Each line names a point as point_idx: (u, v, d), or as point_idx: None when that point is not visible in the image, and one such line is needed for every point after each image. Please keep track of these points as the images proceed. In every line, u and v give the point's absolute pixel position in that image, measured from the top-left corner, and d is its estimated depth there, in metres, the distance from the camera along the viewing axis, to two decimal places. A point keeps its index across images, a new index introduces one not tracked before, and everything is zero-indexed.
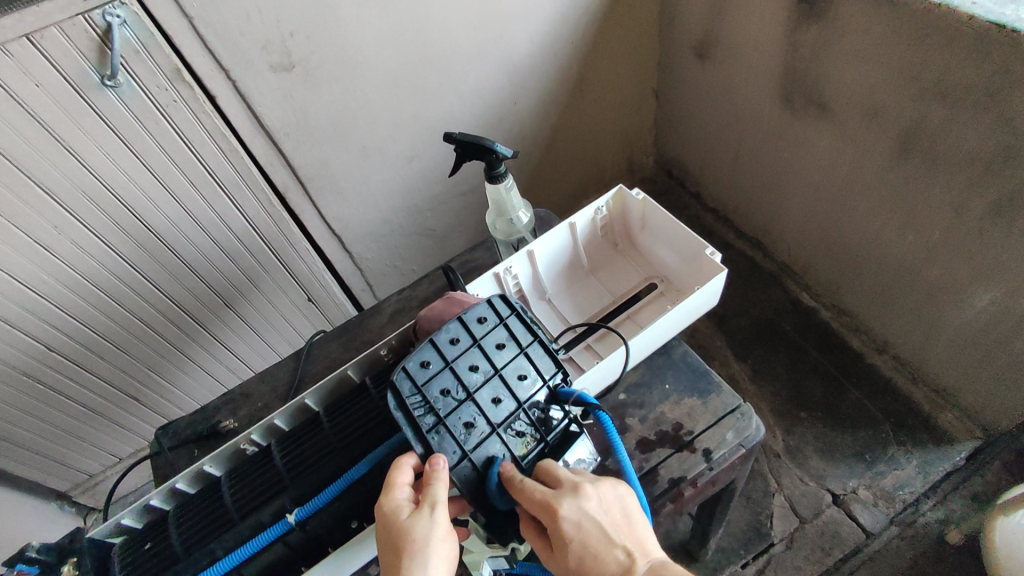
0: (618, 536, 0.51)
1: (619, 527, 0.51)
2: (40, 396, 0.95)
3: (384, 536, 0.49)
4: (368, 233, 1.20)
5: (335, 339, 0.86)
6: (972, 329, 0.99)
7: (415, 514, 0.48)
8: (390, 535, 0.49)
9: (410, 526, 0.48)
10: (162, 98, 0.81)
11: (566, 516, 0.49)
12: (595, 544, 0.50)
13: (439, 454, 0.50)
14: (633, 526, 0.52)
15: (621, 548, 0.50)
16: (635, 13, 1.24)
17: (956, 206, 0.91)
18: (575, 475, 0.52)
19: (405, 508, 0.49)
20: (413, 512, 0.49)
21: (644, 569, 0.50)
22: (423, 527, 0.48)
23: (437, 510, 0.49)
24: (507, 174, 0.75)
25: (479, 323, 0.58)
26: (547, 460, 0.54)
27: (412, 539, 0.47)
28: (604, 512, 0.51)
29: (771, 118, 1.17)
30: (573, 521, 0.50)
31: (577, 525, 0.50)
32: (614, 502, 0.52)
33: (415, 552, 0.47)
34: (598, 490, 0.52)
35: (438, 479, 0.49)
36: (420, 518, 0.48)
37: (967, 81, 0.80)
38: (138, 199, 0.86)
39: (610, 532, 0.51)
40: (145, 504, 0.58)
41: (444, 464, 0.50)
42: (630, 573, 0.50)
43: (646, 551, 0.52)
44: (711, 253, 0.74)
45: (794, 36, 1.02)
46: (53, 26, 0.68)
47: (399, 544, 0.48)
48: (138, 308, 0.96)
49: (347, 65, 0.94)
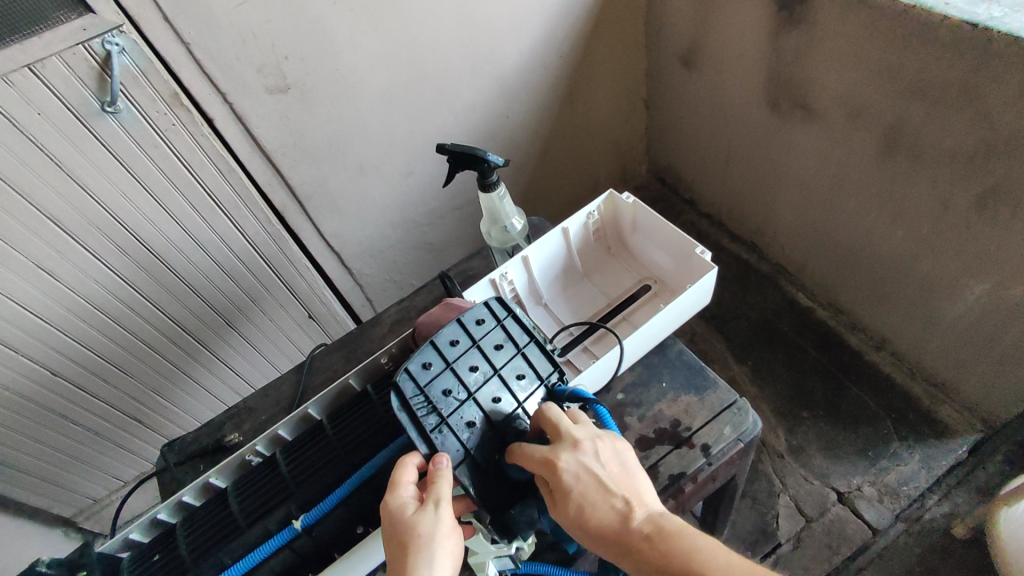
0: (616, 486, 0.52)
1: (618, 479, 0.52)
2: (47, 421, 0.96)
3: (390, 534, 0.50)
4: (367, 249, 1.21)
5: (336, 352, 0.87)
6: (966, 322, 1.00)
7: (420, 511, 0.49)
8: (396, 531, 0.49)
9: (415, 521, 0.49)
10: (161, 122, 0.83)
11: (563, 468, 0.50)
12: (594, 495, 0.51)
13: (442, 452, 0.52)
14: (631, 478, 0.53)
15: (619, 496, 0.51)
16: (621, 25, 1.27)
17: (942, 202, 0.92)
18: (574, 429, 0.53)
19: (410, 505, 0.50)
20: (418, 509, 0.50)
21: (643, 518, 0.50)
22: (428, 523, 0.49)
23: (442, 507, 0.50)
24: (499, 183, 0.77)
25: (478, 324, 0.60)
26: (549, 404, 0.56)
27: (417, 534, 0.48)
28: (603, 464, 0.52)
29: (758, 122, 1.19)
30: (572, 473, 0.51)
31: (575, 476, 0.51)
32: (612, 457, 0.53)
33: (421, 546, 0.48)
34: (594, 442, 0.53)
35: (442, 478, 0.50)
36: (425, 515, 0.49)
37: (945, 79, 0.82)
38: (139, 222, 0.87)
39: (607, 481, 0.51)
40: (152, 518, 0.59)
41: (447, 463, 0.51)
42: (629, 522, 0.50)
43: (645, 502, 0.52)
44: (701, 251, 0.75)
45: (776, 42, 1.05)
46: (54, 56, 0.71)
47: (403, 538, 0.48)
48: (140, 329, 0.97)
49: (342, 85, 0.97)
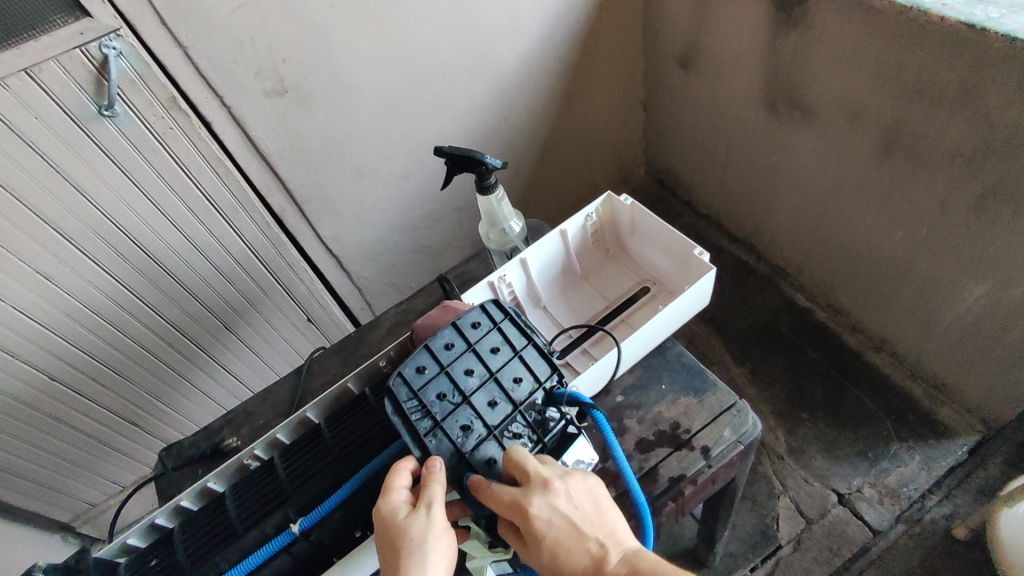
0: (589, 528, 0.51)
1: (591, 520, 0.52)
2: (45, 426, 0.95)
3: (383, 537, 0.50)
4: (365, 252, 1.21)
5: (334, 355, 0.87)
6: (965, 322, 1.00)
7: (412, 514, 0.49)
8: (388, 535, 0.49)
9: (407, 525, 0.48)
10: (159, 126, 0.83)
11: (537, 517, 0.49)
12: (566, 538, 0.51)
13: (436, 456, 0.52)
14: (604, 517, 0.53)
15: (593, 540, 0.51)
16: (618, 27, 1.27)
17: (941, 202, 0.92)
18: (544, 470, 0.51)
19: (402, 509, 0.49)
20: (410, 512, 0.49)
21: (619, 559, 0.51)
22: (420, 526, 0.49)
23: (434, 509, 0.49)
24: (497, 185, 0.77)
25: (473, 328, 0.60)
26: (513, 445, 0.53)
27: (410, 538, 0.48)
28: (575, 506, 0.51)
29: (756, 123, 1.20)
30: (545, 520, 0.49)
31: (549, 522, 0.49)
32: (585, 495, 0.52)
33: (414, 549, 0.48)
34: (566, 482, 0.51)
35: (435, 480, 0.50)
36: (417, 517, 0.49)
37: (943, 79, 0.82)
38: (137, 226, 0.87)
39: (580, 525, 0.51)
40: (150, 523, 0.58)
41: (440, 466, 0.51)
42: (603, 565, 0.51)
43: (620, 541, 0.52)
44: (699, 253, 0.75)
45: (775, 44, 1.05)
46: (51, 60, 0.71)
47: (396, 541, 0.48)
48: (138, 333, 0.96)
49: (340, 88, 0.97)
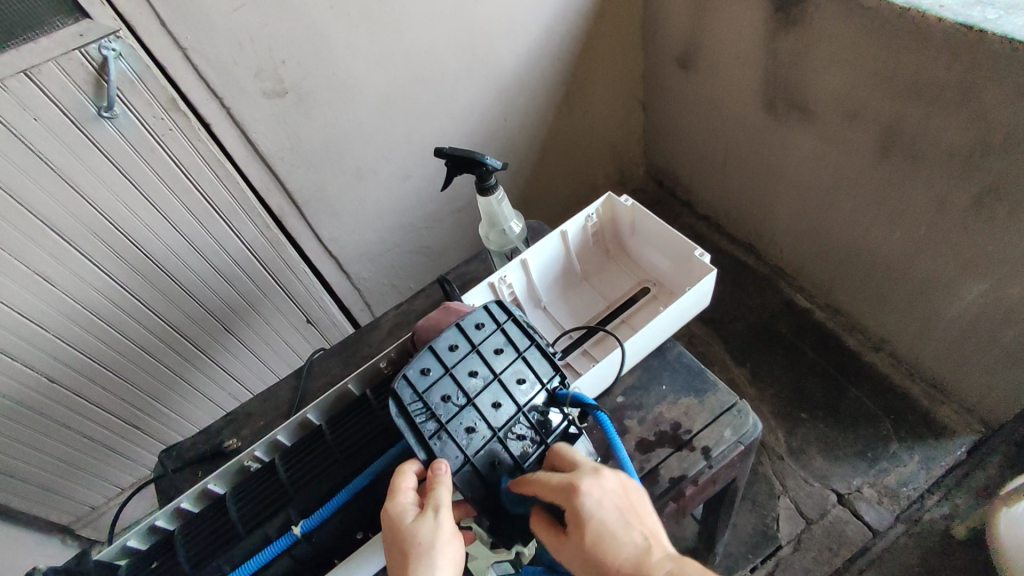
0: (636, 520, 0.49)
1: (635, 512, 0.50)
2: (44, 428, 0.95)
3: (391, 541, 0.50)
4: (365, 253, 1.21)
5: (334, 356, 0.87)
6: (964, 322, 1.00)
7: (419, 518, 0.49)
8: (396, 539, 0.49)
9: (413, 529, 0.48)
10: (158, 128, 0.83)
11: (585, 494, 0.48)
12: (614, 526, 0.48)
13: (441, 459, 0.51)
14: (649, 516, 0.51)
15: (639, 531, 0.49)
16: (617, 28, 1.27)
17: (940, 202, 0.92)
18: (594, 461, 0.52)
19: (409, 513, 0.49)
20: (418, 516, 0.49)
21: (663, 555, 0.48)
22: (427, 530, 0.48)
23: (441, 513, 0.49)
24: (497, 187, 0.77)
25: (477, 329, 0.60)
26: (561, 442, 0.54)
27: (417, 543, 0.48)
28: (623, 496, 0.50)
29: (755, 124, 1.20)
30: (592, 499, 0.49)
31: (597, 503, 0.49)
32: (632, 490, 0.51)
33: (420, 554, 0.48)
34: (616, 473, 0.52)
35: (441, 484, 0.49)
36: (424, 522, 0.49)
37: (942, 79, 0.82)
38: (136, 227, 0.87)
39: (627, 514, 0.49)
40: (151, 525, 0.58)
41: (445, 468, 0.50)
42: (648, 559, 0.47)
43: (664, 543, 0.49)
44: (700, 254, 0.75)
45: (773, 44, 1.05)
46: (50, 61, 0.71)
47: (404, 547, 0.48)
48: (137, 335, 0.96)
49: (339, 89, 0.97)
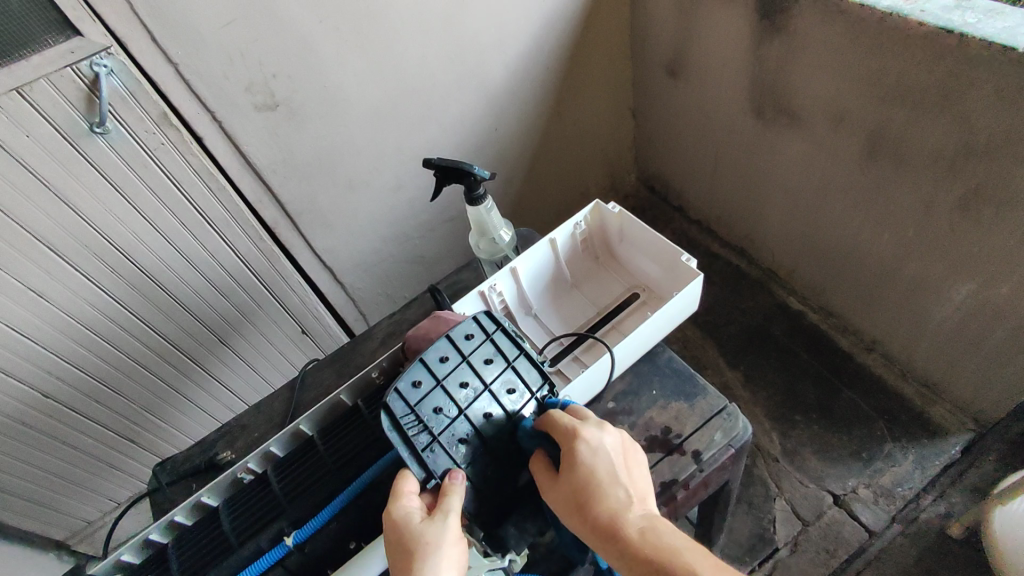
0: (624, 476, 0.53)
1: (625, 471, 0.54)
2: (37, 443, 0.95)
3: (395, 541, 0.49)
4: (357, 263, 1.21)
5: (327, 367, 0.88)
6: (953, 322, 1.01)
7: (428, 520, 0.49)
8: (401, 539, 0.49)
9: (423, 529, 0.48)
10: (150, 142, 0.83)
11: (584, 440, 0.53)
12: (603, 477, 0.53)
13: (458, 468, 0.53)
14: (639, 477, 0.55)
15: (624, 487, 0.52)
16: (605, 36, 1.28)
17: (926, 203, 0.93)
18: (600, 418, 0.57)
19: (415, 514, 0.50)
20: (425, 519, 0.49)
21: (640, 513, 0.52)
22: (436, 531, 0.49)
23: (451, 518, 0.50)
24: (486, 196, 0.78)
25: (467, 340, 0.60)
26: (579, 405, 0.58)
27: (425, 542, 0.48)
28: (618, 454, 0.54)
29: (743, 129, 1.21)
30: (590, 447, 0.53)
31: (593, 452, 0.53)
32: (627, 450, 0.55)
33: (428, 553, 0.48)
34: (617, 432, 0.56)
35: (455, 491, 0.51)
36: (433, 523, 0.49)
37: (923, 83, 0.83)
38: (129, 241, 0.87)
39: (617, 470, 0.53)
40: (144, 538, 0.58)
41: (461, 478, 0.52)
42: (626, 513, 0.51)
43: (646, 504, 0.53)
44: (686, 259, 0.76)
45: (759, 51, 1.06)
46: (42, 78, 0.71)
47: (410, 545, 0.48)
48: (131, 348, 0.96)
49: (330, 102, 0.98)
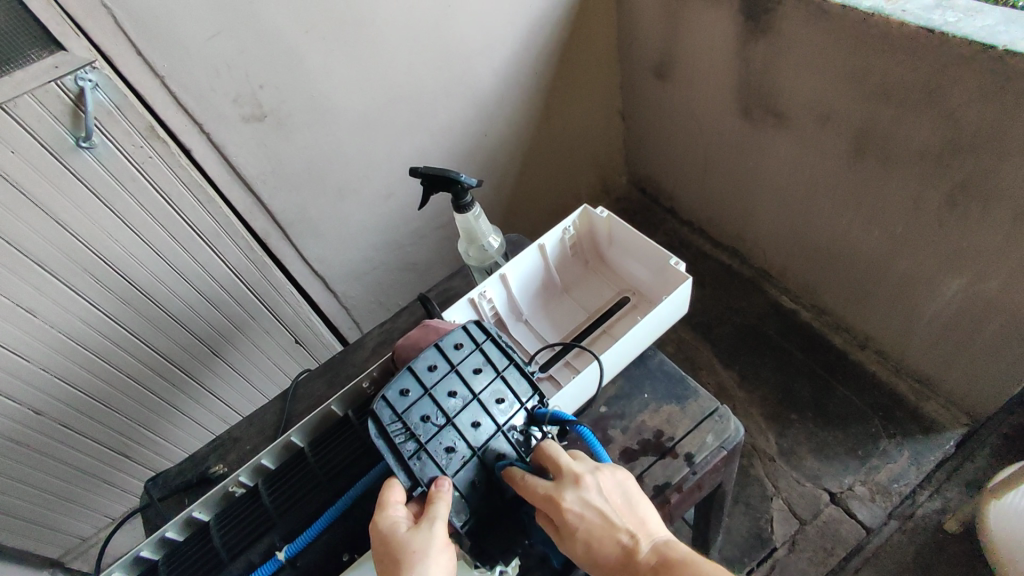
0: (621, 518, 0.53)
1: (620, 512, 0.53)
2: (28, 460, 0.94)
3: (382, 552, 0.49)
4: (349, 272, 1.21)
5: (319, 377, 0.87)
6: (945, 317, 1.01)
7: (414, 529, 0.49)
8: (388, 550, 0.49)
9: (409, 537, 0.48)
10: (137, 155, 0.83)
11: (567, 508, 0.51)
12: (600, 532, 0.52)
13: (444, 476, 0.53)
14: (636, 510, 0.54)
15: (624, 531, 0.52)
16: (592, 41, 1.29)
17: (914, 199, 0.94)
18: (575, 465, 0.54)
19: (401, 524, 0.50)
20: (411, 528, 0.49)
21: (649, 549, 0.52)
22: (423, 539, 0.49)
23: (437, 525, 0.49)
24: (474, 204, 0.78)
25: (455, 349, 0.60)
26: (547, 440, 0.56)
27: (411, 550, 0.48)
28: (606, 502, 0.53)
29: (731, 130, 1.22)
30: (576, 511, 0.51)
31: (580, 516, 0.51)
32: (615, 491, 0.54)
33: (415, 562, 0.48)
34: (598, 477, 0.54)
35: (442, 497, 0.51)
36: (419, 532, 0.49)
37: (907, 81, 0.84)
38: (119, 255, 0.87)
39: (612, 517, 0.52)
40: (135, 555, 0.58)
41: (447, 486, 0.52)
42: (635, 554, 0.52)
43: (650, 532, 0.53)
44: (675, 263, 0.77)
45: (744, 52, 1.07)
46: (26, 94, 0.71)
47: (398, 556, 0.48)
48: (124, 362, 0.96)
49: (318, 111, 0.98)
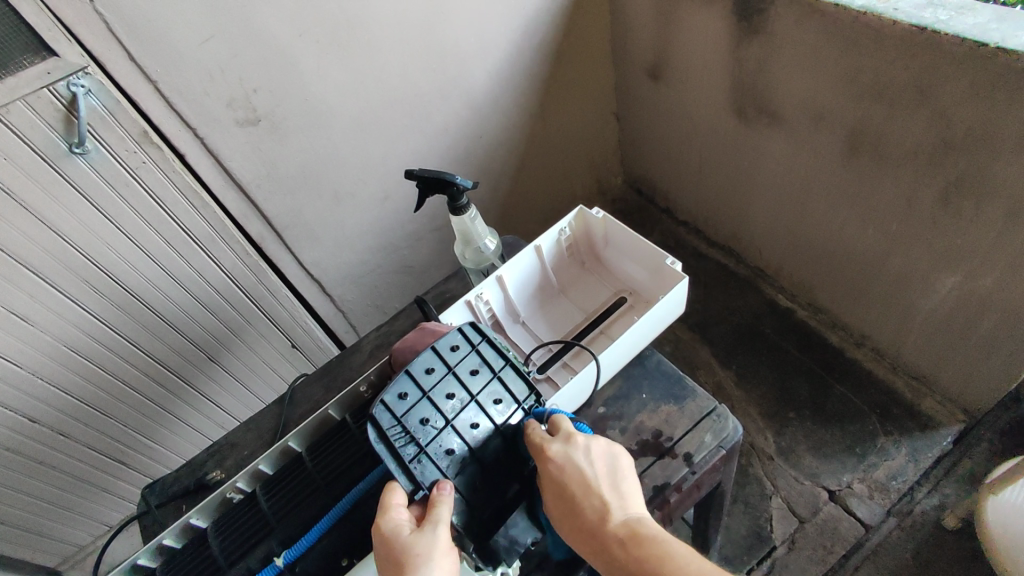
0: (601, 483, 0.53)
1: (604, 478, 0.54)
2: (24, 469, 0.93)
3: (386, 556, 0.49)
4: (345, 275, 1.21)
5: (316, 382, 0.87)
6: (940, 314, 1.01)
7: (417, 532, 0.49)
8: (392, 553, 0.48)
9: (413, 541, 0.48)
10: (131, 161, 0.83)
11: (551, 458, 0.52)
12: (577, 490, 0.52)
13: (446, 479, 0.53)
14: (620, 482, 0.54)
15: (600, 496, 0.52)
16: (586, 42, 1.29)
17: (907, 197, 0.94)
18: (572, 427, 0.55)
19: (405, 527, 0.49)
20: (415, 530, 0.49)
21: (620, 520, 0.51)
22: (427, 542, 0.48)
23: (440, 528, 0.49)
24: (470, 205, 0.77)
25: (452, 351, 0.60)
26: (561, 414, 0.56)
27: (416, 554, 0.48)
28: (592, 462, 0.54)
29: (725, 130, 1.22)
30: (558, 464, 0.52)
31: (561, 469, 0.52)
32: (604, 458, 0.55)
33: (419, 566, 0.47)
34: (591, 441, 0.55)
35: (444, 500, 0.51)
36: (423, 535, 0.49)
37: (899, 79, 0.84)
38: (113, 261, 0.86)
39: (593, 480, 0.53)
40: (132, 563, 0.57)
41: (449, 489, 0.52)
42: (606, 523, 0.51)
43: (627, 506, 0.53)
44: (671, 262, 0.77)
45: (738, 52, 1.07)
46: (18, 100, 0.71)
47: (401, 559, 0.48)
48: (120, 369, 0.95)
49: (312, 115, 0.97)
